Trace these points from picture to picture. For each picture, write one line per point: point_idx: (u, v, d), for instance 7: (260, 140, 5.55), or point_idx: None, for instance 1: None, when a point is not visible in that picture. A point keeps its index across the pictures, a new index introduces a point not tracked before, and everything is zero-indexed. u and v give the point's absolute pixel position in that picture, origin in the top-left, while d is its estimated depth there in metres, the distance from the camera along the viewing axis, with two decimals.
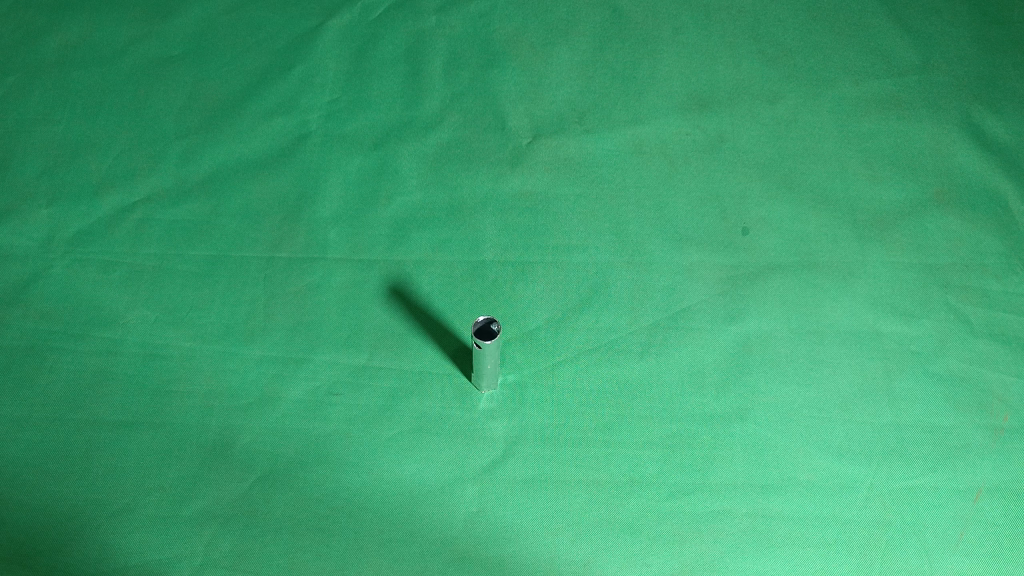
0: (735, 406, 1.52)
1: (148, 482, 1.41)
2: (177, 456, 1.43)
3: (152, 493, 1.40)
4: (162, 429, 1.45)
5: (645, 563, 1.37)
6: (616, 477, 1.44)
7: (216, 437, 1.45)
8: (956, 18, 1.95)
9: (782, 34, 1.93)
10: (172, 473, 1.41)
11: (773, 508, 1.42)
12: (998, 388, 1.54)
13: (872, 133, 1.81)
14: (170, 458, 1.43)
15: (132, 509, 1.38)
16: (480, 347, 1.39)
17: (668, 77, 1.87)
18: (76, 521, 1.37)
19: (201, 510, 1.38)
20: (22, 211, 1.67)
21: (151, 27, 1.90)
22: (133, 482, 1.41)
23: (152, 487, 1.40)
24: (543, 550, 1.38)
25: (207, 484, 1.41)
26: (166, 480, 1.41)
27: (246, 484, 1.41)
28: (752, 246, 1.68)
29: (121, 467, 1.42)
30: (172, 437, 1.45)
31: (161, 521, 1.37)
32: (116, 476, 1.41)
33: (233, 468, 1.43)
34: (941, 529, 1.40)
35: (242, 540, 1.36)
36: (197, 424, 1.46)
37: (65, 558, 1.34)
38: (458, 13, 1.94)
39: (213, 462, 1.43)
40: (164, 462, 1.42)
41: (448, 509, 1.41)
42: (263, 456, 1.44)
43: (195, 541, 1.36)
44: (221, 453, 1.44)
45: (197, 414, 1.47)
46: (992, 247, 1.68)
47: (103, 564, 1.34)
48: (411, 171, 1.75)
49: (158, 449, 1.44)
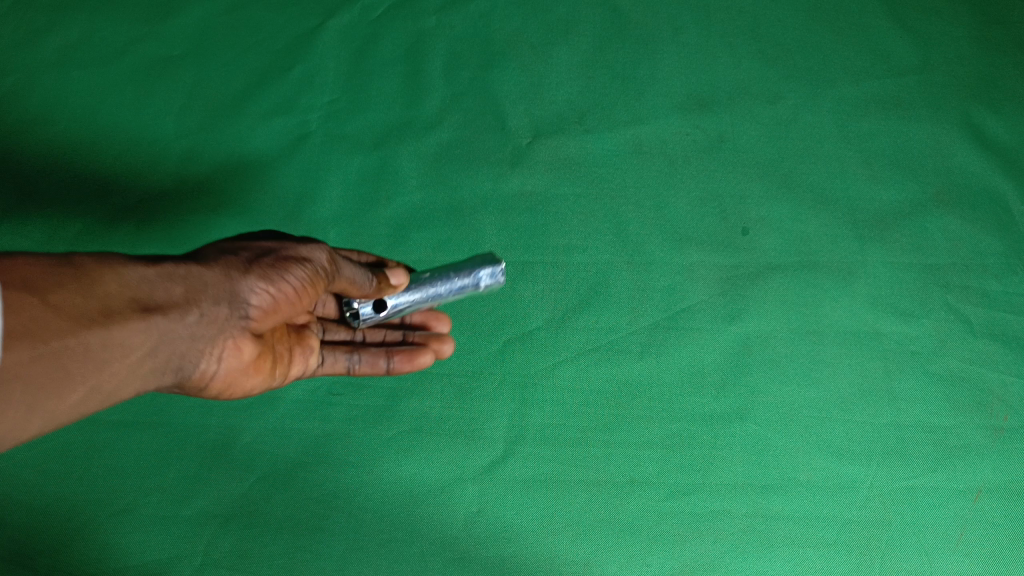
0: (736, 406, 1.55)
1: (209, 350, 1.24)
2: (301, 269, 1.29)
3: (330, 332, 1.55)
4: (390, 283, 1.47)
5: (645, 563, 1.45)
6: (615, 477, 1.50)
7: (472, 268, 1.48)
8: (970, 6, 1.86)
9: (783, 33, 1.84)
10: (275, 291, 1.27)
11: (773, 507, 1.49)
12: (997, 387, 1.57)
13: (872, 134, 1.75)
14: (282, 277, 1.27)
15: (177, 284, 1.18)
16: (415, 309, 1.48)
17: (668, 76, 1.80)
18: (65, 412, 1.09)
19: (192, 379, 1.27)
20: (22, 212, 1.71)
21: (151, 27, 1.88)
22: (194, 358, 1.22)
23: (229, 349, 1.26)
24: (543, 550, 1.47)
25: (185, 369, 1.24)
26: (201, 342, 1.21)
27: (384, 361, 1.47)
28: (751, 247, 1.65)
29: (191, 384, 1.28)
30: (274, 376, 1.38)
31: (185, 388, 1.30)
32: (215, 381, 1.29)
33: (232, 321, 1.24)
34: (942, 530, 1.48)
35: (423, 363, 1.48)
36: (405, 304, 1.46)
37: (102, 346, 1.08)
38: (459, 12, 1.87)
39: (348, 275, 1.38)
40: (283, 261, 1.29)
41: (448, 509, 1.48)
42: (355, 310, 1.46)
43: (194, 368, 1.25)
44: (354, 270, 1.38)
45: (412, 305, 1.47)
46: (992, 247, 1.67)
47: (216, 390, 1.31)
48: (411, 171, 1.73)
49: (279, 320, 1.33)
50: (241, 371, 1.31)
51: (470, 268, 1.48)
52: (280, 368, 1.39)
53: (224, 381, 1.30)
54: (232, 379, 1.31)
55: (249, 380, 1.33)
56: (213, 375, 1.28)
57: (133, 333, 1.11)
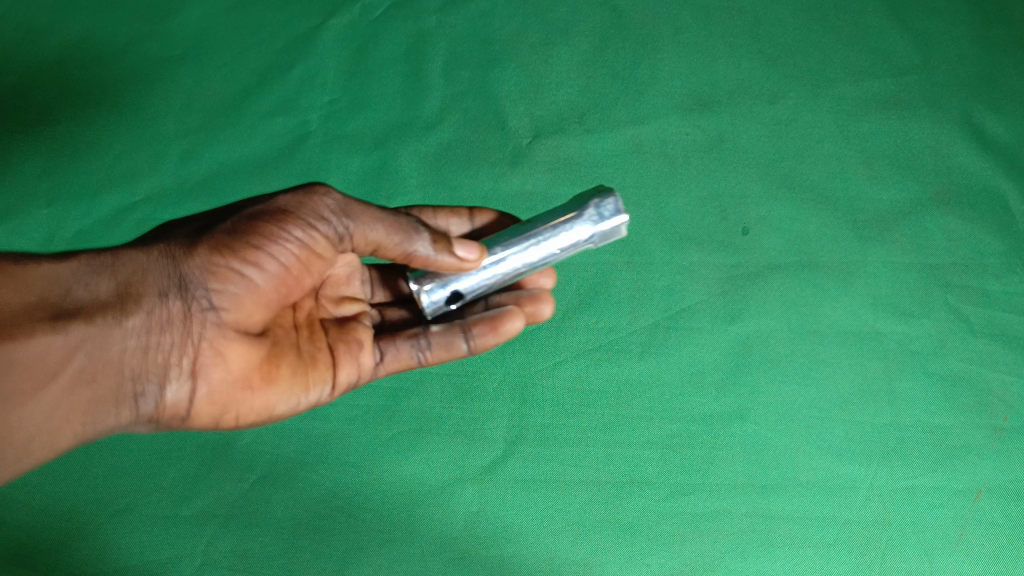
0: (736, 406, 1.55)
1: (180, 361, 1.28)
2: (262, 239, 1.29)
3: (387, 315, 1.58)
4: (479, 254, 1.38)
5: (645, 563, 1.46)
6: (615, 477, 1.50)
7: (561, 220, 1.34)
8: (971, 5, 1.85)
9: (783, 32, 1.83)
10: (236, 273, 1.28)
11: (773, 507, 1.49)
12: (998, 388, 1.58)
13: (872, 134, 1.75)
14: (239, 254, 1.28)
15: (116, 290, 1.26)
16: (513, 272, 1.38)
17: (668, 76, 1.80)
18: (13, 454, 1.19)
19: (182, 400, 1.31)
20: (22, 211, 1.71)
21: (151, 27, 1.88)
22: (155, 377, 1.27)
23: (208, 355, 1.29)
24: (543, 550, 1.47)
25: (162, 387, 1.28)
26: (161, 347, 1.27)
27: (463, 341, 1.43)
28: (752, 247, 1.65)
29: (182, 407, 1.31)
30: (295, 378, 1.37)
31: (178, 418, 1.33)
32: (207, 401, 1.32)
33: (193, 317, 1.28)
34: (942, 530, 1.48)
35: (516, 327, 1.43)
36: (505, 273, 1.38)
37: (26, 364, 1.16)
38: (459, 12, 1.86)
39: (438, 262, 1.34)
40: (242, 230, 1.29)
41: (448, 509, 1.48)
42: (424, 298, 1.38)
43: (174, 387, 1.29)
44: (444, 256, 1.33)
45: (515, 273, 1.38)
46: (992, 247, 1.67)
47: (215, 410, 1.33)
48: (411, 171, 1.73)
49: (264, 313, 1.34)
50: (235, 380, 1.32)
51: (558, 221, 1.34)
52: (300, 371, 1.38)
53: (218, 397, 1.32)
54: (227, 393, 1.32)
55: (250, 395, 1.34)
56: (203, 395, 1.31)
57: (68, 347, 1.19)
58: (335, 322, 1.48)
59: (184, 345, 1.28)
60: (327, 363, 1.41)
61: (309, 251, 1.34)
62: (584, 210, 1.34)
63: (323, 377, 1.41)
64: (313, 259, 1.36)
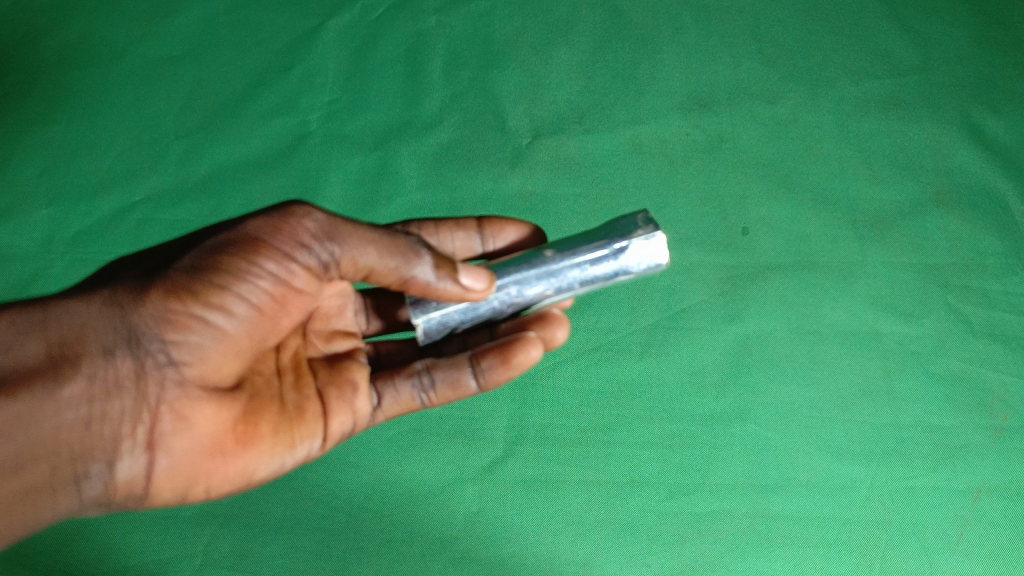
0: (736, 406, 1.55)
1: (134, 431, 1.22)
2: (227, 280, 1.23)
3: (382, 349, 1.53)
4: (502, 270, 1.33)
5: (645, 563, 1.46)
6: (615, 477, 1.50)
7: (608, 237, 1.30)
8: (970, 5, 1.85)
9: (783, 32, 1.83)
10: (199, 321, 1.23)
11: (773, 508, 1.49)
12: (998, 388, 1.58)
13: (872, 134, 1.75)
14: (201, 297, 1.22)
15: (67, 356, 1.22)
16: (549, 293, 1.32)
17: (668, 77, 1.80)
18: None
19: (139, 475, 1.23)
20: (22, 212, 1.71)
21: (151, 27, 1.88)
22: (100, 455, 1.20)
23: (169, 421, 1.22)
24: (543, 550, 1.47)
25: (114, 463, 1.21)
26: (110, 416, 1.20)
27: (471, 378, 1.37)
28: (752, 247, 1.65)
29: (141, 483, 1.24)
30: (276, 435, 1.31)
31: (136, 498, 1.26)
32: (169, 474, 1.24)
33: (149, 376, 1.22)
34: (943, 531, 1.48)
35: (533, 358, 1.35)
36: (529, 291, 1.32)
37: None
38: (459, 12, 1.87)
39: (440, 289, 1.28)
40: (205, 268, 1.24)
41: (448, 509, 1.49)
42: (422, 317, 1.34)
43: (129, 461, 1.22)
44: (448, 283, 1.27)
45: (540, 294, 1.32)
46: (992, 247, 1.67)
47: (180, 484, 1.25)
48: (411, 171, 1.73)
49: (235, 364, 1.28)
50: (203, 447, 1.25)
51: (605, 237, 1.30)
52: (280, 427, 1.32)
53: (184, 468, 1.24)
54: (195, 464, 1.25)
55: (223, 463, 1.26)
56: (164, 468, 1.24)
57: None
58: (321, 367, 1.42)
59: (138, 412, 1.22)
60: (315, 414, 1.36)
61: (281, 287, 1.29)
62: (631, 232, 1.29)
63: (312, 430, 1.35)
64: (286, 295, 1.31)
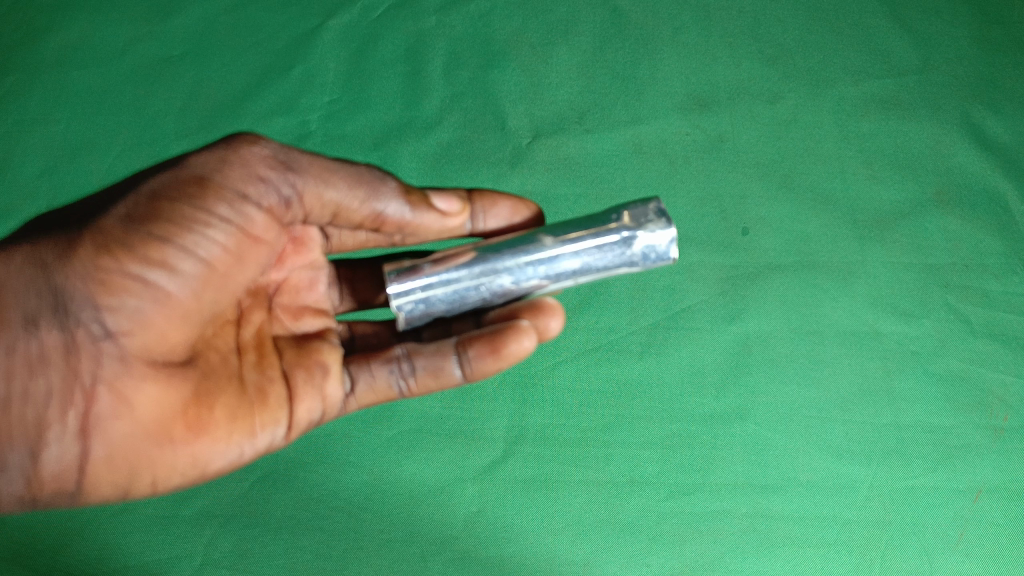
0: (736, 406, 1.55)
1: (64, 416, 1.16)
2: (171, 232, 1.19)
3: (357, 330, 1.50)
4: (502, 260, 1.31)
5: (645, 563, 1.46)
6: (615, 477, 1.50)
7: (616, 225, 1.30)
8: (971, 5, 1.85)
9: (783, 33, 1.83)
10: (138, 282, 1.18)
11: (773, 508, 1.49)
12: (998, 388, 1.58)
13: (872, 134, 1.75)
14: (140, 256, 1.18)
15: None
16: (549, 282, 1.32)
17: (668, 77, 1.80)
18: None
19: (72, 463, 1.18)
20: (22, 212, 1.72)
21: (150, 27, 1.87)
22: (27, 443, 1.15)
23: (108, 402, 1.17)
24: (543, 550, 1.47)
25: (39, 453, 1.16)
26: (36, 396, 1.15)
27: (456, 367, 1.35)
28: (752, 247, 1.65)
29: (73, 471, 1.18)
30: (231, 419, 1.26)
31: (68, 493, 1.20)
32: (107, 461, 1.19)
33: (82, 349, 1.17)
34: (943, 531, 1.49)
35: (525, 349, 1.32)
36: (528, 281, 1.32)
37: None
38: (459, 12, 1.86)
39: (419, 218, 1.38)
40: (144, 220, 1.19)
41: (448, 509, 1.49)
42: (407, 301, 1.32)
43: (58, 449, 1.16)
44: (425, 214, 1.38)
45: (539, 282, 1.32)
46: (992, 247, 1.67)
47: (120, 475, 1.20)
48: (411, 171, 1.73)
49: (185, 334, 1.22)
50: (147, 432, 1.19)
51: (613, 225, 1.30)
52: (236, 409, 1.27)
53: (123, 454, 1.19)
54: (136, 449, 1.19)
55: (170, 450, 1.21)
56: (99, 455, 1.18)
57: None
58: (286, 347, 1.39)
59: (72, 392, 1.16)
60: (278, 399, 1.32)
61: (236, 235, 1.25)
62: (640, 224, 1.29)
63: (274, 414, 1.31)
64: (242, 244, 1.26)
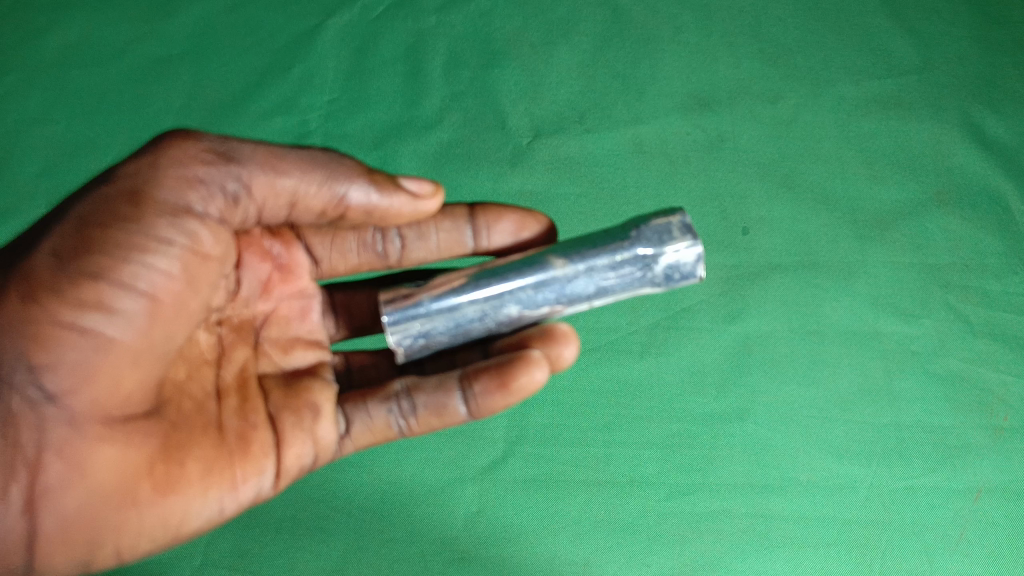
0: (736, 406, 1.55)
1: (8, 492, 1.11)
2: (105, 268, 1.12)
3: (353, 361, 1.49)
4: (508, 288, 1.31)
5: (645, 563, 1.46)
6: (615, 477, 1.50)
7: (636, 246, 1.29)
8: (971, 5, 1.85)
9: (783, 32, 1.83)
10: (74, 333, 1.12)
11: (773, 508, 1.49)
12: (998, 388, 1.58)
13: (872, 134, 1.75)
14: (73, 301, 1.11)
15: None
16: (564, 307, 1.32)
17: (668, 76, 1.80)
18: None
19: (19, 541, 1.13)
20: (22, 211, 1.72)
21: (150, 26, 1.87)
22: None
23: (58, 471, 1.12)
24: (543, 550, 1.47)
25: None
26: None
27: (461, 404, 1.33)
28: (751, 246, 1.65)
29: (21, 550, 1.13)
30: (204, 474, 1.21)
31: None
32: (59, 535, 1.14)
33: (23, 418, 1.12)
34: (943, 531, 1.49)
35: (537, 382, 1.29)
36: (539, 307, 1.32)
37: None
38: (459, 12, 1.86)
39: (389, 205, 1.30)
40: (74, 256, 1.13)
41: (448, 509, 1.49)
42: (405, 333, 1.31)
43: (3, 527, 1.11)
44: (394, 197, 1.29)
45: (551, 307, 1.32)
46: (992, 247, 1.67)
47: (75, 547, 1.15)
48: (411, 171, 1.73)
49: (137, 377, 1.16)
50: (102, 497, 1.15)
51: (633, 246, 1.29)
52: (213, 460, 1.23)
53: (78, 525, 1.14)
54: (93, 518, 1.15)
55: (132, 514, 1.16)
56: (49, 529, 1.13)
57: None
58: (273, 388, 1.36)
59: (15, 466, 1.11)
60: (261, 446, 1.28)
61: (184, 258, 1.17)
62: (662, 241, 1.29)
63: (254, 463, 1.27)
64: (191, 266, 1.19)
